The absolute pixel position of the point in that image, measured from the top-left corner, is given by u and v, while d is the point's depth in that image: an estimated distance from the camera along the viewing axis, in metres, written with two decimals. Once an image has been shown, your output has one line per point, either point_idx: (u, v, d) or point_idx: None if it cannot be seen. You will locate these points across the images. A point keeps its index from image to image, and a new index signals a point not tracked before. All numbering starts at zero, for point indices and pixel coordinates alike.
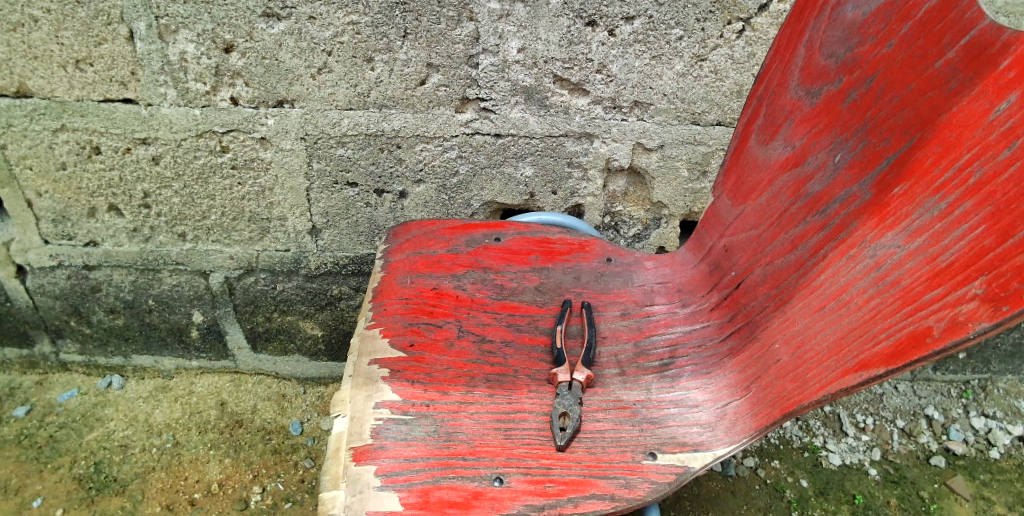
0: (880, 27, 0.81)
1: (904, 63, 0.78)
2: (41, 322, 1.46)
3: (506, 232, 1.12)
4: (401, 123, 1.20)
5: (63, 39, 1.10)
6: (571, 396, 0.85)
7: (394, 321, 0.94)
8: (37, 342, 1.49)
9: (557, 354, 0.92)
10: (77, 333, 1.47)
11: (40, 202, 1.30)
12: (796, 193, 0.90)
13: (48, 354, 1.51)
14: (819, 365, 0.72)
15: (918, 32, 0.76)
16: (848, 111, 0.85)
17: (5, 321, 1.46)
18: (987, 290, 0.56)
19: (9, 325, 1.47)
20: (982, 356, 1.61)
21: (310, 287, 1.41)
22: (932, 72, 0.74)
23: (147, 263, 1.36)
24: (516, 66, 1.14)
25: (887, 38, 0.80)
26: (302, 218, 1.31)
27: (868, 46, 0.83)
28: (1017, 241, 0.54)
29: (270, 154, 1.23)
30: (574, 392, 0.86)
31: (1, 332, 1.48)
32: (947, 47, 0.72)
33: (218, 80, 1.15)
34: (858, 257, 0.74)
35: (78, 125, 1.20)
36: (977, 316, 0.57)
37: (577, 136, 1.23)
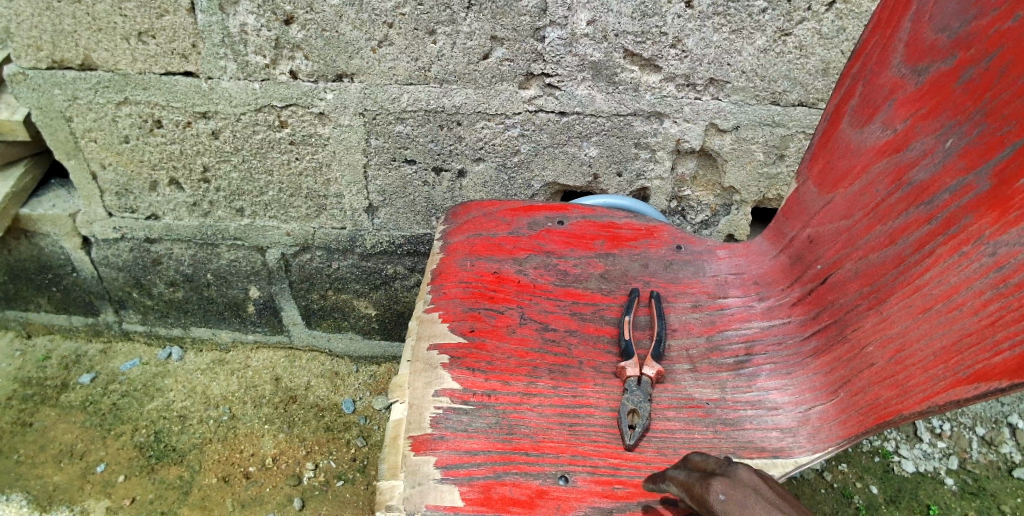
0: None
1: None
2: (104, 293, 1.50)
3: (571, 215, 1.08)
4: (462, 99, 1.16)
5: (126, 12, 1.10)
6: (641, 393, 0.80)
7: (453, 306, 0.91)
8: (101, 312, 1.53)
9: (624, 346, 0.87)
10: (139, 304, 1.50)
11: (104, 175, 1.31)
12: (897, 181, 0.81)
13: (111, 323, 1.55)
14: (924, 373, 0.65)
15: None
16: (961, 91, 0.75)
17: (72, 291, 1.50)
18: None
19: (75, 294, 1.51)
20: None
21: (365, 265, 1.39)
22: None
23: (205, 238, 1.37)
24: (585, 40, 1.08)
25: (1013, 7, 0.69)
26: (358, 196, 1.29)
27: (989, 18, 0.72)
28: None
29: (328, 130, 1.20)
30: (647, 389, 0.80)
31: (68, 301, 1.52)
32: None
33: (277, 53, 1.13)
34: (973, 255, 0.65)
35: (141, 99, 1.20)
36: None
37: (646, 116, 1.17)
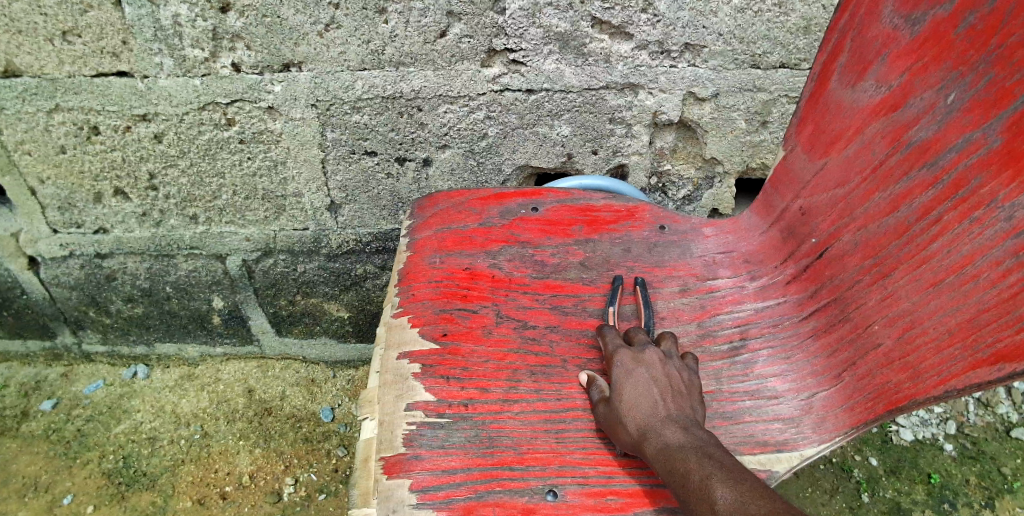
0: None
1: None
2: (60, 314, 1.41)
3: (545, 200, 1.00)
4: (421, 82, 1.08)
5: (45, 9, 1.00)
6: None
7: (424, 308, 0.83)
8: (58, 334, 1.45)
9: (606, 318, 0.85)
10: (97, 323, 1.42)
11: (43, 189, 1.21)
12: (895, 143, 0.74)
13: (70, 345, 1.47)
14: (938, 353, 0.60)
15: None
16: (963, 40, 0.68)
17: (24, 314, 1.41)
18: None
19: (28, 318, 1.42)
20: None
21: (332, 267, 1.32)
22: None
23: (160, 248, 1.28)
24: (549, 10, 1.00)
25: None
26: (319, 194, 1.21)
27: None
28: None
29: (280, 125, 1.12)
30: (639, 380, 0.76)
31: (22, 325, 1.43)
32: None
33: (216, 45, 1.04)
34: (987, 221, 0.59)
35: (73, 104, 1.10)
36: None
37: (619, 88, 1.09)
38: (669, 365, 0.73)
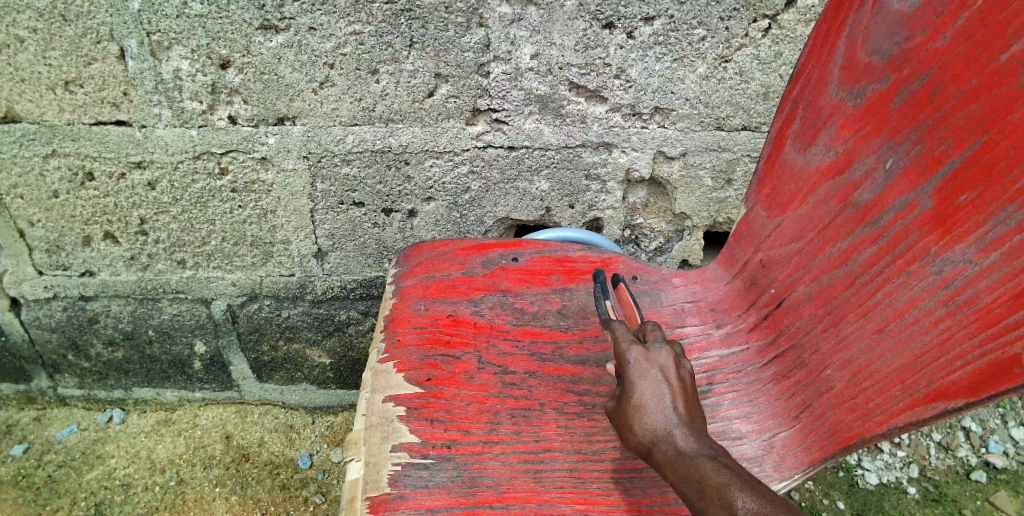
0: (931, 19, 0.72)
1: (964, 57, 0.68)
2: (38, 356, 1.40)
3: (525, 251, 1.06)
4: (409, 138, 1.14)
5: (51, 60, 1.06)
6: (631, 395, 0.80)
7: (408, 354, 0.87)
8: (34, 378, 1.43)
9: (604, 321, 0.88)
10: (76, 367, 1.41)
11: (32, 231, 1.23)
12: (842, 202, 0.81)
13: (46, 388, 1.45)
14: (884, 394, 0.66)
15: (978, 23, 0.67)
16: (898, 113, 0.76)
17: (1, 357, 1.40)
18: None
19: (4, 360, 1.40)
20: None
21: (316, 313, 1.34)
22: (996, 66, 0.65)
23: (145, 292, 1.30)
24: (529, 74, 1.09)
25: (941, 30, 0.71)
26: (306, 241, 1.24)
27: (918, 41, 0.74)
28: None
29: (271, 176, 1.17)
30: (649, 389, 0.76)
31: None
32: (1013, 38, 0.63)
33: (214, 98, 1.10)
34: (922, 273, 0.66)
35: (70, 150, 1.14)
36: None
37: (595, 147, 1.17)
38: (685, 366, 0.72)
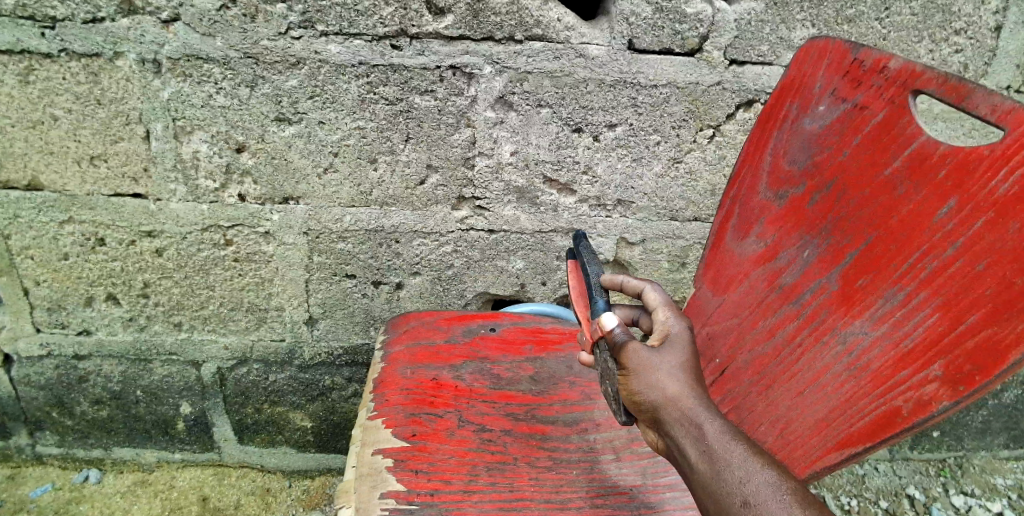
0: (835, 139, 0.90)
1: (859, 171, 0.87)
2: (20, 414, 1.41)
3: (502, 322, 1.19)
4: (400, 219, 1.28)
5: (80, 137, 1.19)
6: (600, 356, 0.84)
7: (396, 412, 0.95)
8: (14, 434, 1.44)
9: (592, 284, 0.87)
10: (58, 425, 1.43)
11: (37, 291, 1.30)
12: (771, 285, 0.93)
13: (24, 446, 1.45)
14: (807, 442, 0.83)
15: (868, 144, 0.86)
16: (814, 212, 0.91)
17: None
18: (945, 373, 0.71)
19: None
20: (955, 434, 1.70)
21: (302, 377, 1.41)
22: (882, 178, 0.84)
23: (139, 353, 1.36)
24: (509, 168, 1.26)
25: (841, 148, 0.89)
26: (299, 308, 1.34)
27: (825, 155, 0.91)
28: (967, 328, 0.70)
29: (272, 248, 1.28)
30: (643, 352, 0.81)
31: None
32: (893, 157, 0.83)
33: (227, 178, 1.23)
34: (831, 344, 0.83)
35: (86, 217, 1.25)
36: (938, 395, 0.72)
37: (565, 232, 1.33)
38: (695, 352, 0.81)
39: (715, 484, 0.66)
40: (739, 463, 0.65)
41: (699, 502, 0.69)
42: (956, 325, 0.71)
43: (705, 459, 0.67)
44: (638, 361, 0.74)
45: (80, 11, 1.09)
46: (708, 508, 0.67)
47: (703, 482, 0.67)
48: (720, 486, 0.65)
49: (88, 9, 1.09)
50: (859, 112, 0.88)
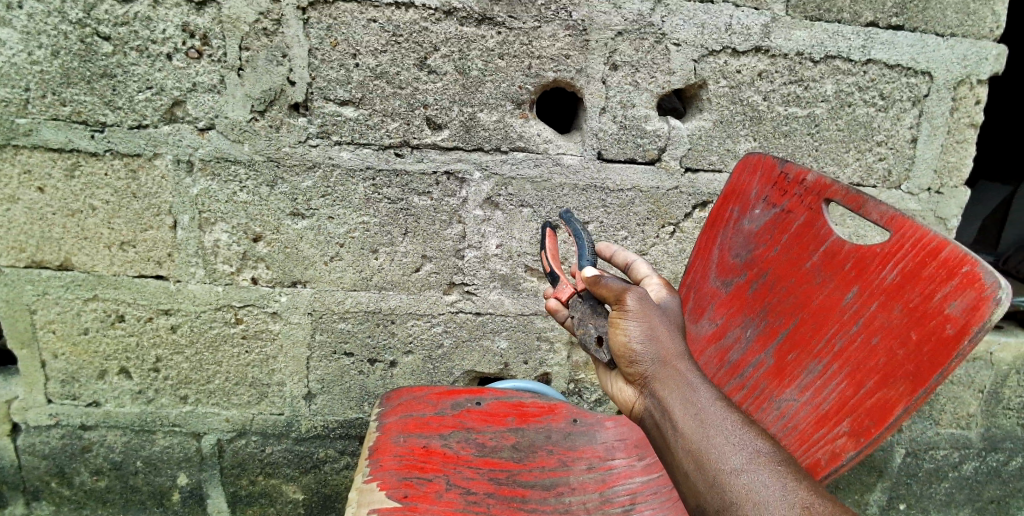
0: (768, 237, 1.07)
1: (786, 263, 1.04)
2: (19, 483, 1.51)
3: (486, 397, 1.29)
4: (397, 302, 1.43)
5: (113, 225, 1.34)
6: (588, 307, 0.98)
7: (389, 475, 1.04)
8: (9, 504, 1.52)
9: (587, 246, 1.01)
10: (54, 495, 1.52)
11: (54, 362, 1.44)
12: (721, 360, 1.08)
13: None
14: None
15: (793, 241, 1.04)
16: (752, 297, 1.07)
17: None
18: (852, 429, 0.88)
19: None
20: (925, 506, 1.80)
21: (297, 449, 1.52)
22: (804, 269, 1.01)
23: (144, 424, 1.49)
24: (495, 258, 1.43)
25: (773, 244, 1.06)
26: (299, 384, 1.47)
27: (761, 250, 1.08)
28: (867, 392, 0.87)
29: (278, 326, 1.42)
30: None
31: None
32: (811, 252, 1.01)
33: (243, 263, 1.38)
34: (768, 409, 0.98)
35: (109, 296, 1.39)
36: (847, 447, 0.89)
37: (545, 314, 1.48)
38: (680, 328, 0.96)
39: (704, 449, 0.77)
40: (728, 433, 0.77)
41: (678, 464, 0.79)
42: (858, 389, 0.88)
43: (697, 420, 0.79)
44: (639, 311, 0.88)
45: (128, 118, 1.28)
46: (692, 472, 0.77)
47: (689, 443, 0.78)
48: (709, 451, 0.77)
49: (135, 117, 1.28)
50: (786, 215, 1.06)
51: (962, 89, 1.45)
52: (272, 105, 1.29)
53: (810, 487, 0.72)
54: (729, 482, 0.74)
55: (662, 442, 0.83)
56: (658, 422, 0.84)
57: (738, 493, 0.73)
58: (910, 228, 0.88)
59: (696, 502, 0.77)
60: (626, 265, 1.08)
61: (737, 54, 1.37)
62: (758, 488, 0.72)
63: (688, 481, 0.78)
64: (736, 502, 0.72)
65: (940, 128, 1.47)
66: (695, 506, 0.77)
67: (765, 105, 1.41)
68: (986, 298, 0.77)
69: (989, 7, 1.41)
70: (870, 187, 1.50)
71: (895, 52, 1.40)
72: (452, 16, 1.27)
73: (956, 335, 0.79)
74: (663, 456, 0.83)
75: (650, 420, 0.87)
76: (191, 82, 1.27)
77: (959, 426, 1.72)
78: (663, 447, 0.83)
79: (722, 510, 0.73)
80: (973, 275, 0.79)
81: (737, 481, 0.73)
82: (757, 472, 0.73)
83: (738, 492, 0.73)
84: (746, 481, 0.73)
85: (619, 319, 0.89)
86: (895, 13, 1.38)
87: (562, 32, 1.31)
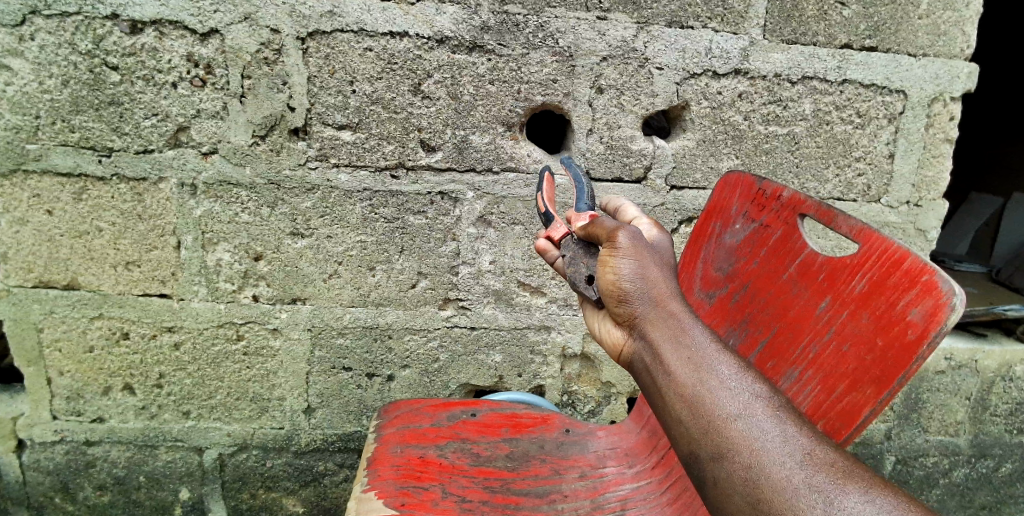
0: (748, 251, 1.13)
1: (765, 276, 1.10)
2: (24, 499, 1.54)
3: (481, 408, 1.34)
4: (394, 317, 1.49)
5: (119, 246, 1.39)
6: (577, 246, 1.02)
7: (387, 485, 1.07)
8: None
9: (585, 192, 1.10)
10: (58, 510, 1.56)
11: (59, 379, 1.48)
12: None
13: None
14: None
15: (770, 254, 1.10)
16: (734, 309, 1.13)
17: None
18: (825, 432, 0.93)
19: None
20: None
21: (298, 463, 1.57)
22: (781, 281, 1.07)
23: (147, 439, 1.53)
24: (489, 274, 1.48)
25: (753, 258, 1.12)
26: (299, 398, 1.52)
27: (742, 264, 1.14)
28: (838, 396, 0.92)
29: (279, 342, 1.48)
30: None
31: None
32: (788, 265, 1.06)
33: (244, 281, 1.44)
34: None
35: (114, 314, 1.43)
36: None
37: (537, 328, 1.53)
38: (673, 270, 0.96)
39: (700, 395, 0.78)
40: (725, 380, 0.78)
41: (671, 408, 0.80)
42: (830, 394, 0.93)
43: (689, 361, 0.80)
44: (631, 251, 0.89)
45: (134, 144, 1.33)
46: (687, 418, 0.78)
47: (682, 386, 0.79)
48: (706, 396, 0.77)
49: (141, 143, 1.33)
50: (764, 230, 1.11)
51: (936, 106, 1.51)
52: (273, 130, 1.35)
53: (811, 434, 0.73)
54: (725, 426, 0.75)
55: (653, 384, 0.84)
56: (650, 365, 0.85)
57: (737, 439, 0.74)
58: (876, 240, 0.94)
59: (689, 447, 0.77)
60: (615, 210, 1.10)
61: (717, 76, 1.44)
62: (758, 435, 0.73)
63: (682, 427, 0.78)
64: (734, 448, 0.73)
65: (916, 144, 1.53)
66: (689, 451, 0.78)
67: (746, 125, 1.48)
68: (944, 304, 0.82)
69: (959, 28, 1.47)
70: (849, 201, 1.56)
71: (869, 72, 1.47)
72: (444, 44, 1.34)
73: (917, 339, 0.84)
74: (654, 399, 0.83)
75: (636, 357, 0.89)
76: (195, 109, 1.33)
77: (947, 433, 1.75)
78: (654, 390, 0.84)
79: (718, 455, 0.74)
80: (932, 283, 0.84)
81: (734, 427, 0.74)
82: (756, 420, 0.74)
83: (737, 439, 0.74)
84: (744, 427, 0.74)
85: (610, 257, 0.90)
86: (868, 35, 1.45)
87: (549, 58, 1.38)
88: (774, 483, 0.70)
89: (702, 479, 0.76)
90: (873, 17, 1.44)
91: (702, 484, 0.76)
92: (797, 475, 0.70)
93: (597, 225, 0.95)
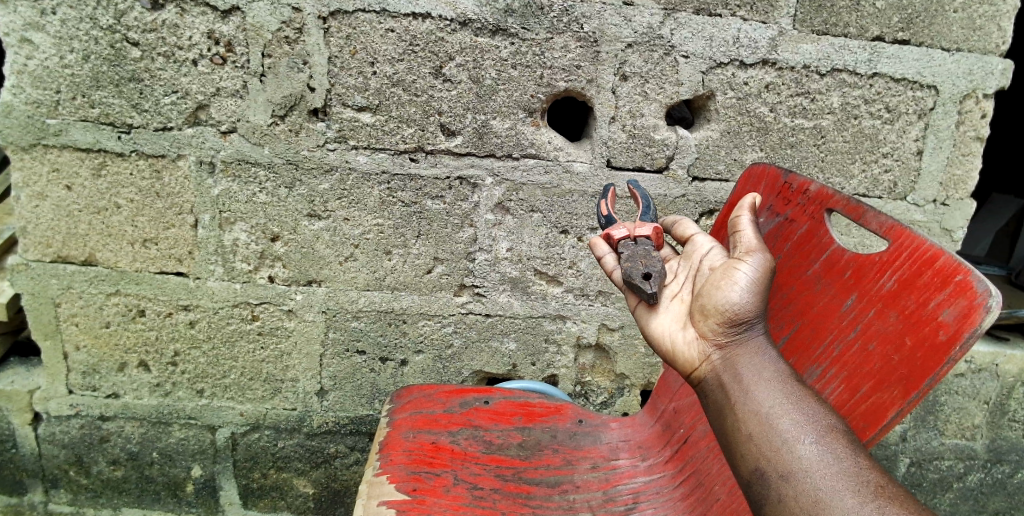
0: (772, 246, 1.11)
1: (789, 271, 1.08)
2: (39, 471, 1.57)
3: (494, 396, 1.33)
4: (409, 302, 1.48)
5: (137, 223, 1.39)
6: (641, 248, 1.02)
7: (399, 469, 1.06)
8: (29, 491, 1.58)
9: (650, 207, 1.12)
10: (73, 483, 1.57)
11: (76, 354, 1.49)
12: None
13: (36, 503, 1.58)
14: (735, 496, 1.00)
15: (795, 249, 1.07)
16: None
17: (5, 469, 1.56)
18: None
19: (6, 472, 1.56)
20: None
21: (309, 444, 1.57)
22: (804, 277, 1.04)
23: (161, 416, 1.53)
24: (505, 262, 1.47)
25: (776, 253, 1.10)
26: (312, 380, 1.52)
27: None
28: (862, 395, 0.90)
29: (293, 323, 1.48)
30: (699, 261, 0.99)
31: None
32: (812, 261, 1.04)
33: (261, 262, 1.43)
34: None
35: (131, 291, 1.44)
36: None
37: (552, 317, 1.52)
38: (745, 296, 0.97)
39: (774, 415, 0.77)
40: (799, 404, 0.78)
41: (739, 426, 0.79)
42: (854, 393, 0.91)
43: (768, 379, 0.81)
44: (748, 252, 0.89)
45: (154, 121, 1.33)
46: (757, 435, 0.77)
47: (756, 405, 0.79)
48: (779, 418, 0.77)
49: (160, 120, 1.33)
50: (788, 225, 1.09)
51: (969, 102, 1.47)
52: (292, 110, 1.34)
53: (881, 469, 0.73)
54: (795, 448, 0.74)
55: (725, 403, 0.83)
56: (726, 383, 0.84)
57: (808, 463, 0.73)
58: (907, 238, 0.90)
59: (756, 464, 0.76)
60: (673, 224, 1.10)
61: (744, 66, 1.40)
62: (829, 462, 0.72)
63: (751, 443, 0.78)
64: (804, 471, 0.73)
65: (947, 141, 1.49)
66: (754, 468, 0.77)
67: (772, 117, 1.44)
68: (977, 306, 0.78)
69: (996, 22, 1.42)
70: (875, 198, 1.52)
71: (901, 66, 1.43)
72: (467, 26, 1.32)
73: (948, 341, 0.80)
74: (721, 414, 0.83)
75: (709, 371, 0.88)
76: (215, 87, 1.32)
77: (964, 437, 1.72)
78: (724, 406, 0.83)
79: (787, 474, 0.73)
80: (965, 283, 0.80)
81: (805, 451, 0.74)
82: (828, 446, 0.74)
83: (807, 462, 0.73)
84: (816, 450, 0.74)
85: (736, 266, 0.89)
86: (901, 28, 1.41)
87: (573, 44, 1.35)
88: (844, 509, 0.68)
89: (765, 496, 0.75)
90: (907, 9, 1.40)
91: (764, 502, 0.75)
92: (868, 504, 0.68)
93: (737, 232, 0.92)
